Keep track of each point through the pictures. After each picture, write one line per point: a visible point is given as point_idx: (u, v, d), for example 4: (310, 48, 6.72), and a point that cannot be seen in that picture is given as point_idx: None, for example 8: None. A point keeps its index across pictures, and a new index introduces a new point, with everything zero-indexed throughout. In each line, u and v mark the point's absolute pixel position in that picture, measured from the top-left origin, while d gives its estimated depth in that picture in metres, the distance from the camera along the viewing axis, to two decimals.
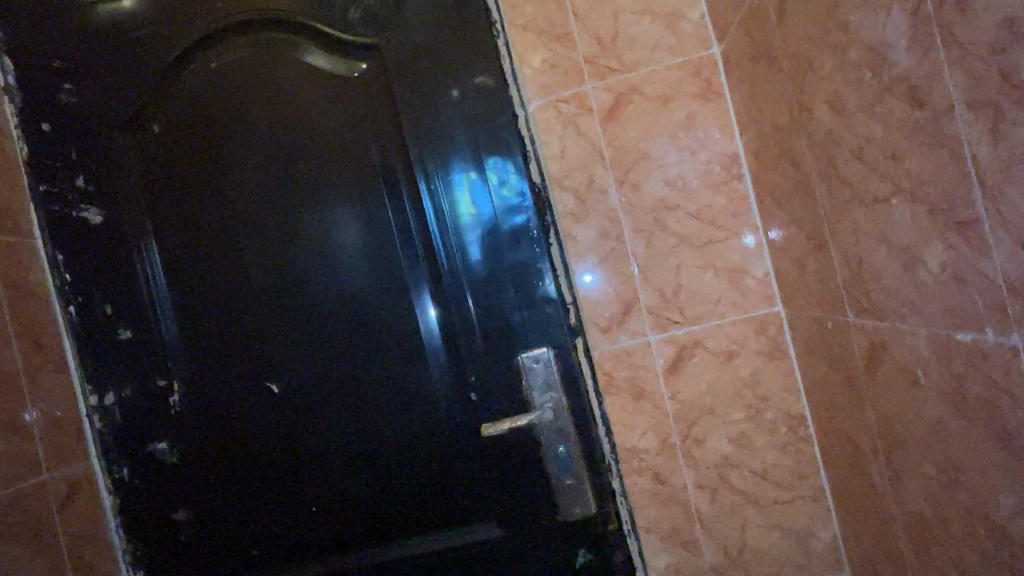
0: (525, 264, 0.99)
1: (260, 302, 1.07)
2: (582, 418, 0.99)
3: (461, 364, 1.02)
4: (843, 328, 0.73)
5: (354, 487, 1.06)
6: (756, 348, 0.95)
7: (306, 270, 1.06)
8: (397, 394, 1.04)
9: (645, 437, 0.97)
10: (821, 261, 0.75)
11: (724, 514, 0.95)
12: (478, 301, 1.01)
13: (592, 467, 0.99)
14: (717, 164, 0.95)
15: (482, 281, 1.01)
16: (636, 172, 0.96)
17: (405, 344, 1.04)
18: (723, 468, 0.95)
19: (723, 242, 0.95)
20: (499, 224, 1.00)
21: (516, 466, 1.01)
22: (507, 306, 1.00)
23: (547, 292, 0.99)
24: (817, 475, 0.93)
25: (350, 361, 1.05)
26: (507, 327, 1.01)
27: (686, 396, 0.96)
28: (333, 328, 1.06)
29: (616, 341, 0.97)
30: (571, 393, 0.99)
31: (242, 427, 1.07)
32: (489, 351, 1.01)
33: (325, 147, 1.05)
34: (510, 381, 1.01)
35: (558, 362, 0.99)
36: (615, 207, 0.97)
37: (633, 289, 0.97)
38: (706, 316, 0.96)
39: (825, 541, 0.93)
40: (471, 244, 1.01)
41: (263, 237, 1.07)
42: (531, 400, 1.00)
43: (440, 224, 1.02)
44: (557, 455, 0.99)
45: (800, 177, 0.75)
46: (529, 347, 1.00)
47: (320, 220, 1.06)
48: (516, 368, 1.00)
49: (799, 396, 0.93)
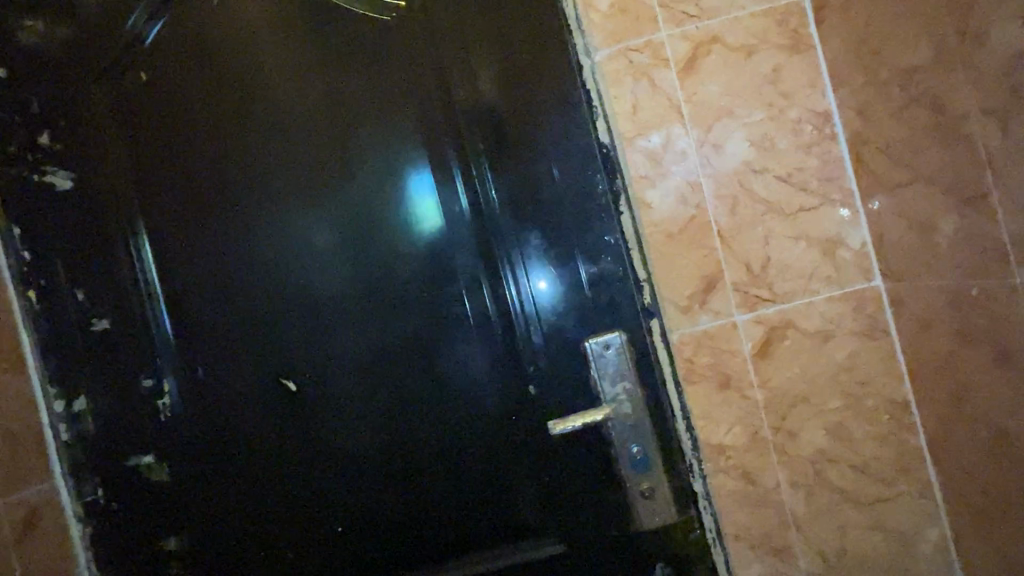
0: (594, 236, 0.87)
1: (272, 284, 0.90)
2: (659, 411, 0.86)
3: (517, 354, 0.88)
4: (1004, 292, 0.63)
5: (389, 501, 0.90)
6: (854, 328, 0.84)
7: (329, 244, 0.90)
8: (442, 389, 0.89)
9: (732, 431, 0.85)
10: (971, 217, 0.65)
11: (822, 516, 0.84)
12: (536, 279, 0.87)
13: (671, 468, 0.86)
14: (808, 123, 0.85)
15: (542, 256, 0.87)
16: (718, 131, 0.86)
17: (451, 330, 0.89)
18: (820, 463, 0.84)
19: (817, 210, 0.85)
20: (562, 190, 0.87)
21: (582, 470, 0.88)
22: (571, 284, 0.87)
23: (616, 267, 0.87)
24: (923, 468, 0.83)
25: (382, 352, 0.89)
26: (572, 308, 0.87)
27: (778, 383, 0.85)
28: (362, 313, 0.90)
29: (697, 322, 0.86)
30: (646, 383, 0.87)
31: (251, 433, 0.90)
32: (551, 337, 0.87)
33: (350, 99, 0.89)
34: (575, 371, 0.87)
35: (631, 348, 0.87)
36: (695, 171, 0.86)
37: (716, 263, 0.86)
38: (798, 293, 0.85)
39: (934, 542, 0.83)
40: (531, 214, 0.87)
41: (275, 206, 0.90)
42: (600, 392, 0.87)
43: (490, 189, 0.88)
44: (631, 455, 0.86)
45: (945, 122, 0.66)
46: (597, 331, 0.87)
47: (345, 186, 0.89)
48: (583, 355, 0.87)
49: (902, 379, 0.83)
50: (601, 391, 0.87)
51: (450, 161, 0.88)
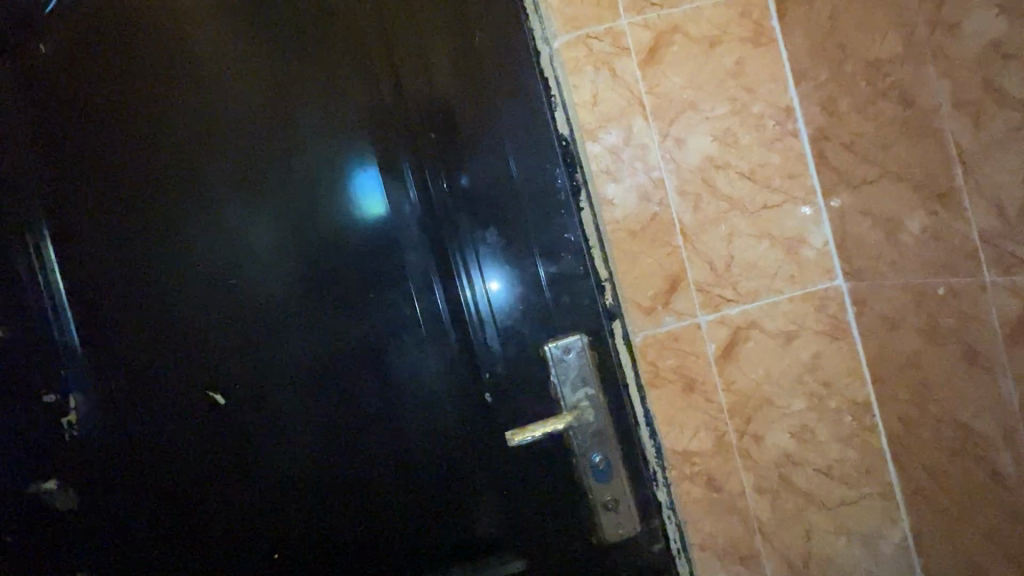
0: (554, 234, 0.82)
1: (200, 288, 0.81)
2: (621, 418, 0.82)
3: (473, 359, 0.82)
4: (972, 291, 0.62)
5: (337, 522, 0.82)
6: (817, 328, 0.82)
7: (265, 243, 0.81)
8: (391, 399, 0.82)
9: (697, 437, 0.82)
10: (939, 214, 0.64)
11: (787, 521, 0.82)
12: (492, 280, 0.82)
13: (635, 477, 0.82)
14: (770, 118, 0.82)
15: (499, 255, 0.82)
16: (681, 125, 0.82)
17: (400, 335, 0.82)
18: (785, 467, 0.82)
19: (779, 207, 0.82)
20: (518, 184, 0.82)
21: (543, 482, 0.82)
22: (528, 284, 0.82)
23: (577, 267, 0.82)
24: (885, 469, 0.82)
25: (326, 361, 0.82)
26: (530, 310, 0.82)
27: (742, 386, 0.82)
28: (302, 318, 0.81)
29: (661, 324, 0.82)
30: (608, 389, 0.82)
31: (177, 455, 0.80)
32: (509, 341, 0.82)
33: (288, 82, 0.81)
34: (534, 377, 0.82)
35: (592, 352, 0.82)
36: (658, 166, 0.82)
37: (679, 262, 0.82)
38: (762, 293, 0.82)
39: (895, 544, 0.82)
40: (487, 210, 0.82)
41: (203, 200, 0.80)
42: (561, 400, 0.82)
43: (441, 183, 0.81)
44: (594, 466, 0.81)
45: (913, 117, 0.64)
46: (557, 333, 0.82)
47: (283, 178, 0.81)
48: (543, 360, 0.82)
49: (864, 380, 0.82)
50: (561, 398, 0.82)
51: (399, 151, 0.81)
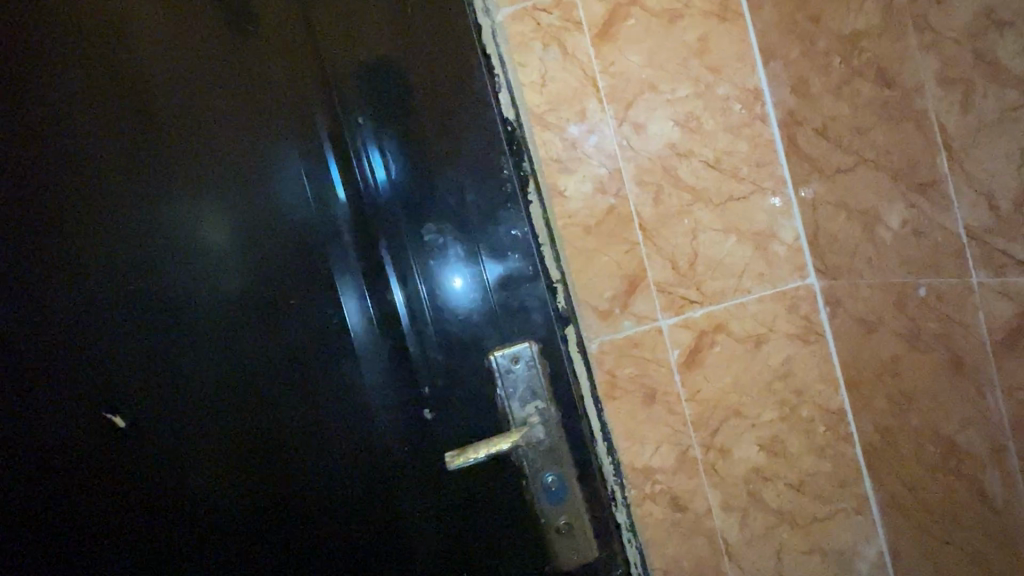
0: (499, 230, 0.73)
1: (126, 289, 0.73)
2: (576, 434, 0.74)
3: (410, 370, 0.73)
4: (958, 293, 0.55)
5: (282, 545, 0.75)
6: (788, 331, 0.75)
7: (193, 240, 0.72)
8: (319, 418, 0.74)
9: (659, 452, 0.75)
10: (920, 206, 0.57)
11: (757, 541, 0.76)
12: (431, 283, 0.73)
13: (592, 499, 0.74)
14: (736, 101, 0.75)
15: (437, 254, 0.73)
16: (639, 108, 0.74)
17: (329, 346, 0.73)
18: (754, 482, 0.76)
19: (747, 199, 0.75)
20: (458, 174, 0.72)
21: (492, 506, 0.74)
22: (471, 287, 0.73)
23: (526, 267, 0.73)
24: (860, 482, 0.76)
25: (261, 372, 0.73)
26: (475, 315, 0.73)
27: (707, 395, 0.75)
28: (234, 324, 0.73)
29: (619, 328, 0.75)
30: (562, 402, 0.73)
31: (115, 470, 0.75)
32: (451, 351, 0.73)
33: (206, 56, 0.70)
34: (479, 390, 0.73)
35: (543, 362, 0.73)
36: (615, 154, 0.74)
37: (638, 260, 0.75)
38: (728, 294, 0.75)
39: (872, 562, 0.76)
40: (422, 204, 0.72)
41: (125, 192, 0.72)
42: (510, 414, 0.74)
43: (372, 173, 0.72)
44: (546, 487, 0.73)
45: (893, 97, 0.57)
46: (505, 341, 0.73)
47: (211, 167, 0.72)
48: (489, 370, 0.73)
49: (838, 386, 0.75)
50: (510, 413, 0.74)
51: (324, 136, 0.71)
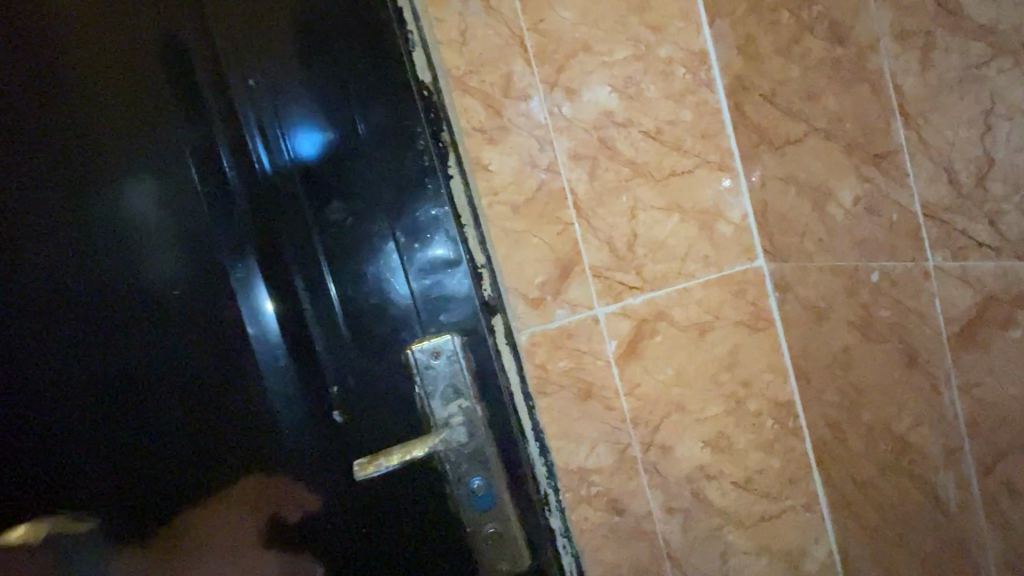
0: (417, 210, 0.64)
1: (36, 283, 0.62)
2: (506, 436, 0.67)
3: (317, 370, 0.65)
4: (914, 279, 0.49)
5: (234, 565, 0.67)
6: (735, 317, 0.69)
7: (110, 223, 0.62)
8: (215, 426, 0.65)
9: (595, 452, 0.69)
10: (873, 180, 0.51)
11: (700, 544, 0.70)
12: (339, 270, 0.64)
13: (523, 505, 0.67)
14: (680, 64, 0.67)
15: (346, 238, 0.64)
16: (572, 72, 0.66)
17: (224, 343, 0.64)
18: (697, 481, 0.70)
19: (691, 174, 0.68)
20: (366, 146, 0.64)
21: (411, 516, 0.67)
22: (384, 275, 0.65)
23: (448, 251, 0.65)
24: (810, 478, 0.71)
25: (187, 375, 0.64)
26: (389, 307, 0.65)
27: (648, 389, 0.69)
28: (160, 320, 0.63)
29: (551, 318, 0.68)
30: (489, 402, 0.66)
31: (31, 492, 0.64)
32: (363, 346, 0.65)
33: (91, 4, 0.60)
34: (396, 390, 0.66)
35: (467, 356, 0.66)
36: (544, 123, 0.66)
37: (573, 243, 0.67)
38: (671, 278, 0.69)
39: (821, 561, 0.72)
40: (327, 180, 0.64)
41: (28, 169, 0.61)
42: (431, 415, 0.66)
43: (269, 146, 0.63)
44: (472, 494, 0.66)
45: (846, 56, 0.50)
46: (425, 334, 0.65)
47: (127, 137, 0.62)
48: (407, 367, 0.65)
49: (787, 377, 0.70)
50: (431, 412, 0.66)
51: (215, 103, 0.62)
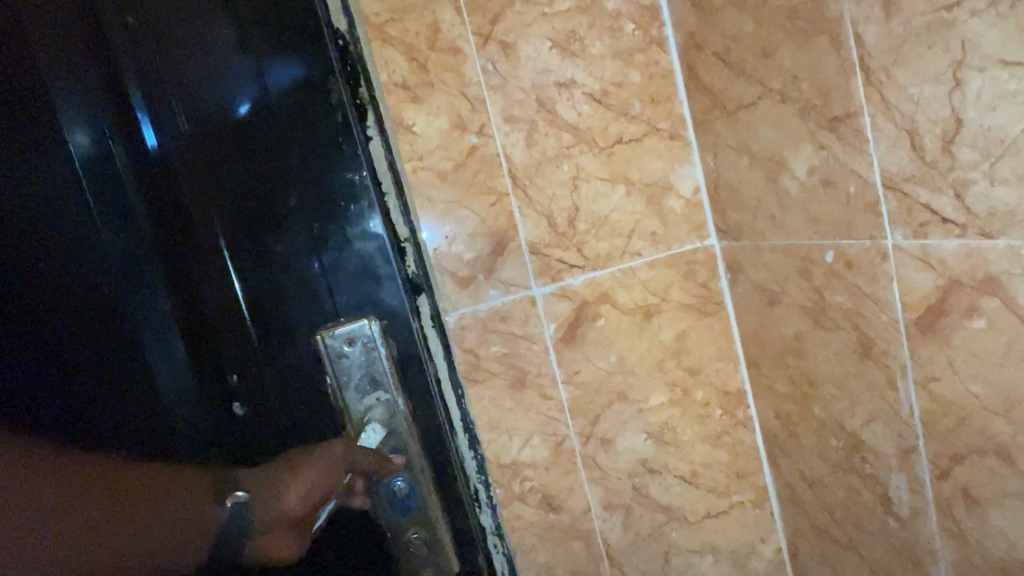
0: (329, 173, 0.56)
1: None
2: (431, 428, 0.60)
3: (216, 355, 0.56)
4: (872, 259, 0.44)
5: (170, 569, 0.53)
6: (683, 300, 0.64)
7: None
8: (102, 415, 0.53)
9: (529, 445, 0.63)
10: (830, 147, 0.45)
11: (642, 542, 0.66)
12: (237, 243, 0.55)
13: (451, 503, 0.61)
14: (629, 19, 0.60)
15: (244, 207, 0.55)
16: (508, 23, 0.59)
17: (117, 314, 0.53)
18: (640, 476, 0.65)
19: (639, 142, 0.62)
20: (269, 98, 0.54)
21: (328, 525, 0.58)
22: (289, 248, 0.56)
23: (366, 221, 0.57)
24: (759, 472, 0.67)
25: (65, 355, 0.52)
26: (294, 286, 0.57)
27: (588, 377, 0.63)
28: (55, 321, 0.52)
29: (482, 299, 0.61)
30: (411, 391, 0.59)
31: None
32: (268, 330, 0.57)
33: None
34: (307, 380, 0.58)
35: (386, 343, 0.58)
36: (476, 81, 0.59)
37: (507, 215, 0.61)
38: (615, 257, 0.63)
39: (769, 560, 0.67)
40: (221, 134, 0.54)
41: None
42: (346, 412, 0.58)
43: (151, 97, 0.52)
44: (394, 493, 0.59)
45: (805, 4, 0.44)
46: (337, 316, 0.57)
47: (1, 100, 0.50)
48: (318, 353, 0.57)
49: (737, 364, 0.65)
50: (345, 408, 0.58)
51: (86, 50, 0.51)
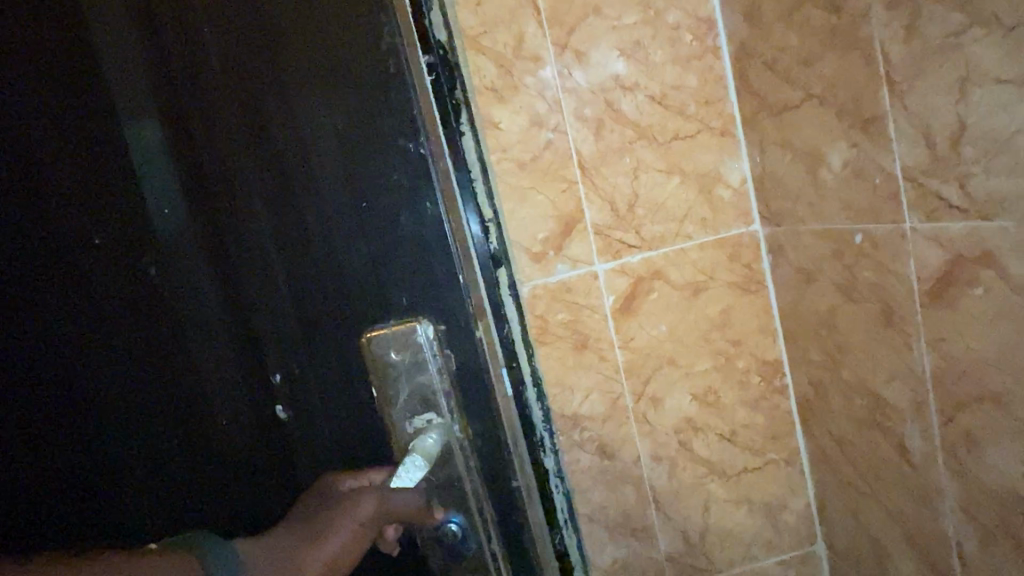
0: (382, 143, 0.47)
1: None
2: (485, 454, 0.52)
3: (256, 346, 0.48)
4: (894, 240, 0.52)
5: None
6: (729, 279, 0.72)
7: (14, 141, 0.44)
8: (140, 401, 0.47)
9: (589, 400, 0.73)
10: (861, 145, 0.53)
11: (684, 490, 0.75)
12: (282, 222, 0.47)
13: (505, 537, 0.54)
14: (688, 30, 0.69)
15: (294, 203, 0.47)
16: (582, 35, 0.68)
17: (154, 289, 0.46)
18: (685, 432, 0.74)
19: (693, 139, 0.71)
20: (326, 48, 0.46)
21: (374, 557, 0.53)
22: (344, 249, 0.48)
23: (419, 203, 0.48)
24: (793, 434, 0.75)
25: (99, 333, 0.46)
26: (343, 277, 0.48)
27: (642, 343, 0.73)
28: (91, 303, 0.46)
29: (552, 273, 0.71)
30: (468, 409, 0.51)
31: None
32: (316, 318, 0.48)
33: None
34: (361, 396, 0.50)
35: (440, 353, 0.50)
36: (553, 84, 0.69)
37: (576, 201, 0.71)
38: (668, 239, 0.72)
39: (799, 513, 0.76)
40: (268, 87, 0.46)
41: None
42: (397, 431, 0.50)
43: (189, 57, 0.44)
44: (443, 524, 0.52)
45: (842, 24, 0.52)
46: (388, 318, 0.49)
47: (27, 79, 0.43)
48: (369, 368, 0.49)
49: (776, 337, 0.73)
50: (394, 431, 0.50)
51: None
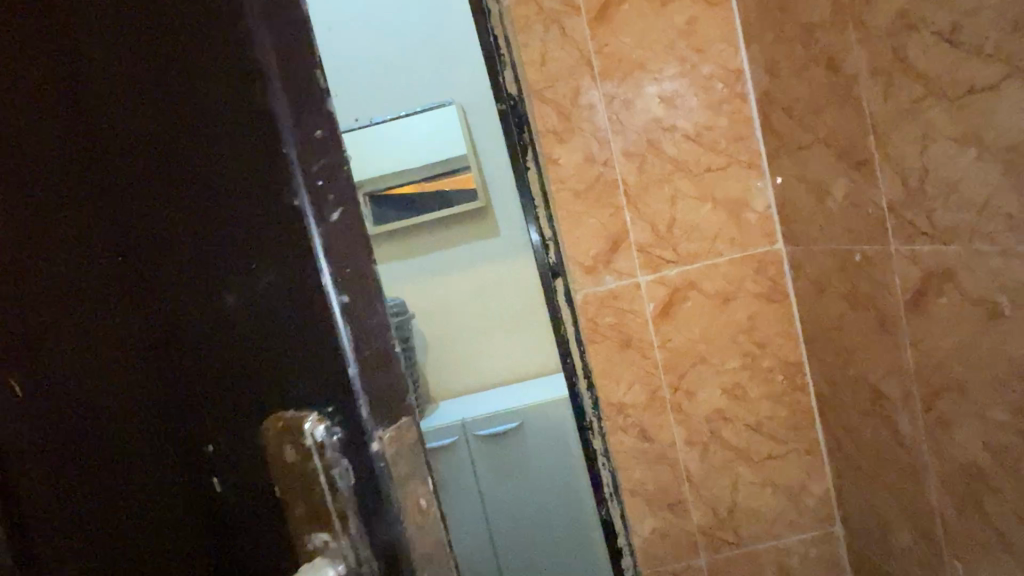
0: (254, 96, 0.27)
1: None
2: None
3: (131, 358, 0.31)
4: (883, 258, 0.63)
5: None
6: (755, 290, 0.84)
7: None
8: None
9: (631, 391, 0.86)
10: (857, 181, 0.65)
11: (715, 471, 0.87)
12: (150, 180, 0.30)
13: None
14: (719, 80, 0.82)
15: (116, 247, 0.30)
16: (628, 86, 0.82)
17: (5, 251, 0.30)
18: (715, 421, 0.86)
19: (724, 170, 0.83)
20: None
21: None
22: (187, 316, 0.30)
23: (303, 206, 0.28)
24: (813, 426, 0.86)
25: None
26: (218, 280, 0.29)
27: (678, 343, 0.85)
28: None
29: (601, 283, 0.85)
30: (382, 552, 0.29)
31: None
32: (199, 330, 0.30)
33: None
34: (218, 533, 0.32)
35: (345, 462, 0.29)
36: (604, 127, 0.83)
37: (622, 222, 0.85)
38: (701, 255, 0.84)
39: (818, 496, 0.86)
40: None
41: None
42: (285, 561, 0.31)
43: None
44: None
45: (839, 84, 0.64)
46: (271, 417, 0.30)
47: None
48: (244, 500, 0.31)
49: (797, 341, 0.85)
50: (284, 551, 0.30)
51: None
